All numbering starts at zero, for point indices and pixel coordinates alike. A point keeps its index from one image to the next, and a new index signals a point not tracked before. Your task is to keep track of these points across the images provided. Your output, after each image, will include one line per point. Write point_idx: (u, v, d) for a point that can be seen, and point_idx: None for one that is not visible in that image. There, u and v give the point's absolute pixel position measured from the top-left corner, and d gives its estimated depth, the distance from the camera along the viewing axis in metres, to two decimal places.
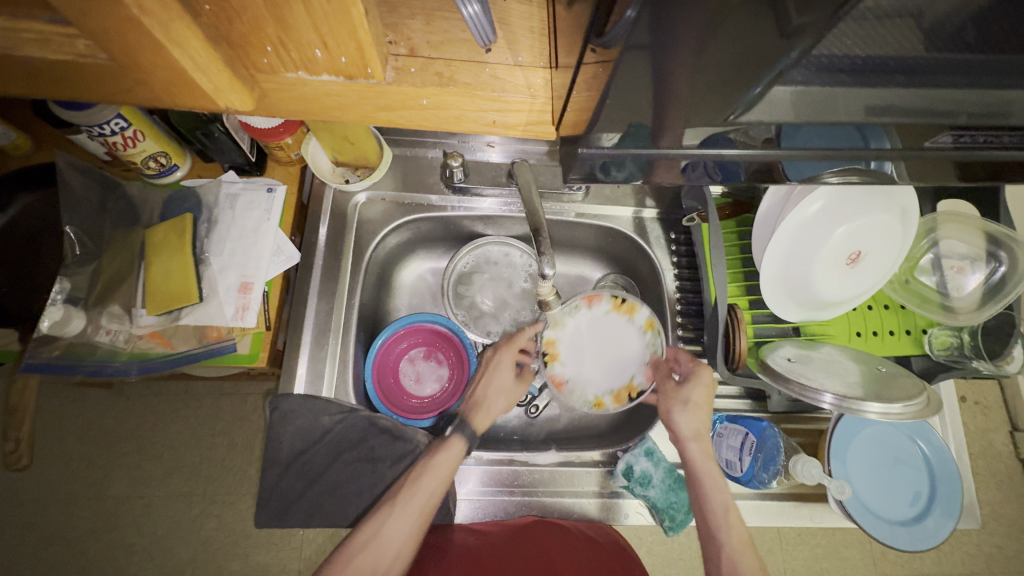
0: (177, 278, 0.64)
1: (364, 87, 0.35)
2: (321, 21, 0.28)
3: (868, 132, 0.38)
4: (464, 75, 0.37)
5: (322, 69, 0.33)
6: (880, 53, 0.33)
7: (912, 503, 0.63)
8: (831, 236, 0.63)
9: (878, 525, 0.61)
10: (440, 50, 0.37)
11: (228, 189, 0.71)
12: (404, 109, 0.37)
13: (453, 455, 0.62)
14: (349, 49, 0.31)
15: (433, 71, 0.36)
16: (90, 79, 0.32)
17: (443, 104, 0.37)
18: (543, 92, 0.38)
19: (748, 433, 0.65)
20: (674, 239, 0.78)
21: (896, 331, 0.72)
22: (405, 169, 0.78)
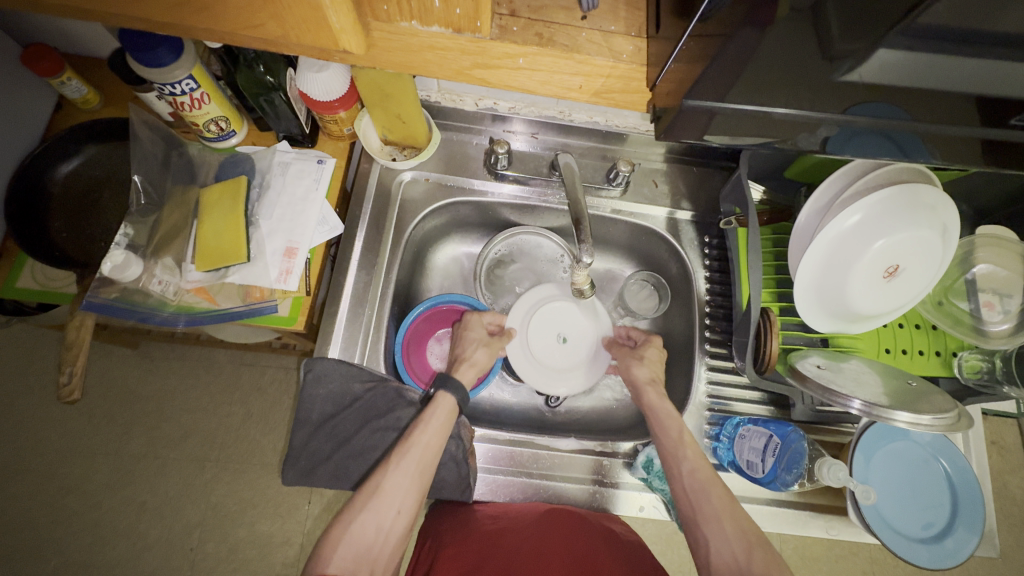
0: (228, 238, 0.67)
1: (468, 42, 0.37)
2: None
3: (920, 104, 0.39)
4: (562, 38, 0.42)
5: (435, 20, 0.35)
6: (965, 33, 0.34)
7: (933, 521, 0.62)
8: (870, 249, 0.63)
9: (898, 540, 0.60)
10: (538, 14, 0.42)
11: (281, 158, 0.74)
12: (497, 67, 0.40)
13: (445, 406, 0.63)
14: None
15: (533, 31, 0.41)
16: (212, 19, 0.34)
17: (537, 63, 0.41)
18: (634, 58, 0.43)
19: (771, 435, 0.65)
20: (708, 242, 0.79)
21: (926, 351, 0.72)
22: (450, 154, 0.80)
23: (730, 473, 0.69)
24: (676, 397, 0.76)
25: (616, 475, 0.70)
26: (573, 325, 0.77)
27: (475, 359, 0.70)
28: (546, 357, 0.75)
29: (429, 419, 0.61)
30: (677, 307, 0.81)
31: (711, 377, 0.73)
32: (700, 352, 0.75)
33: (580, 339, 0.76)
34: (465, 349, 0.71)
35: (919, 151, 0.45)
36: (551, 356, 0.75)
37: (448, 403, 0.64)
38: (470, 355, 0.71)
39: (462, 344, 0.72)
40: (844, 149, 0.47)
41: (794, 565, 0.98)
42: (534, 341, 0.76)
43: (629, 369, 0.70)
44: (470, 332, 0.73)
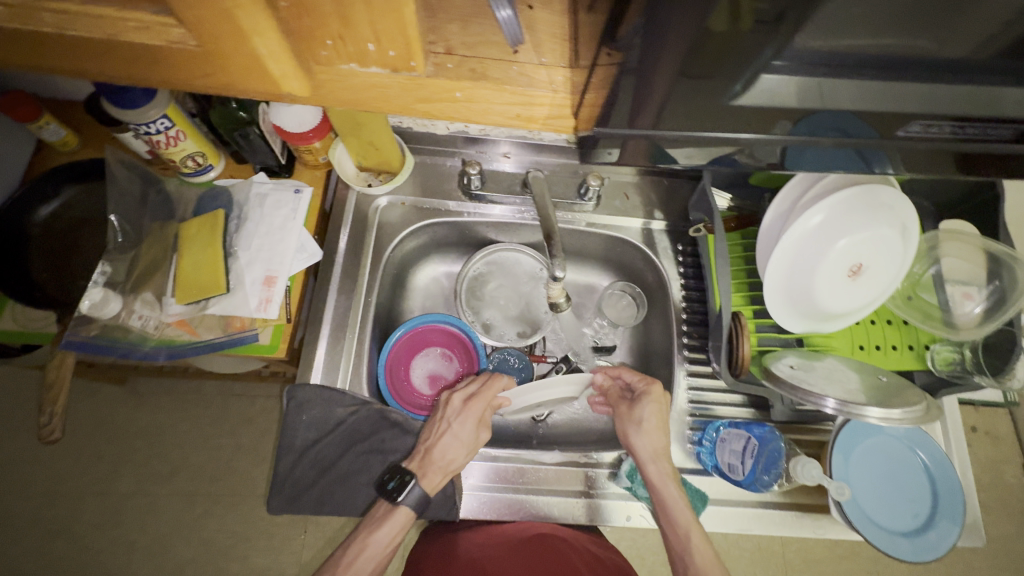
0: (210, 271, 0.69)
1: (407, 79, 0.38)
2: (378, 17, 0.32)
3: (842, 122, 0.41)
4: (495, 71, 0.41)
5: (372, 61, 0.37)
6: (890, 55, 0.36)
7: (915, 515, 0.63)
8: (833, 248, 0.65)
9: (879, 534, 0.61)
10: (474, 49, 0.42)
11: (258, 190, 0.75)
12: (439, 101, 0.40)
13: (399, 521, 0.63)
14: (399, 43, 0.35)
15: (468, 67, 0.40)
16: (164, 68, 0.36)
17: (475, 96, 0.40)
18: (563, 88, 0.41)
19: (750, 437, 0.66)
20: (681, 250, 0.81)
21: (899, 346, 0.74)
22: (425, 177, 0.82)
23: (713, 477, 0.69)
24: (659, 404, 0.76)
25: (601, 485, 0.70)
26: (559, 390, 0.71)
27: (450, 459, 0.65)
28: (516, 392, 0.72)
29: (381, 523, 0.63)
30: (655, 315, 0.82)
31: (693, 383, 0.74)
32: (679, 358, 0.76)
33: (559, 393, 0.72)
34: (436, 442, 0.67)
35: (871, 156, 0.47)
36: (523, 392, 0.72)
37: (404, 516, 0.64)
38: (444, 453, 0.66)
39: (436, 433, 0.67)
40: (800, 160, 0.49)
41: (790, 565, 0.98)
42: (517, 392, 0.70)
43: (629, 438, 0.67)
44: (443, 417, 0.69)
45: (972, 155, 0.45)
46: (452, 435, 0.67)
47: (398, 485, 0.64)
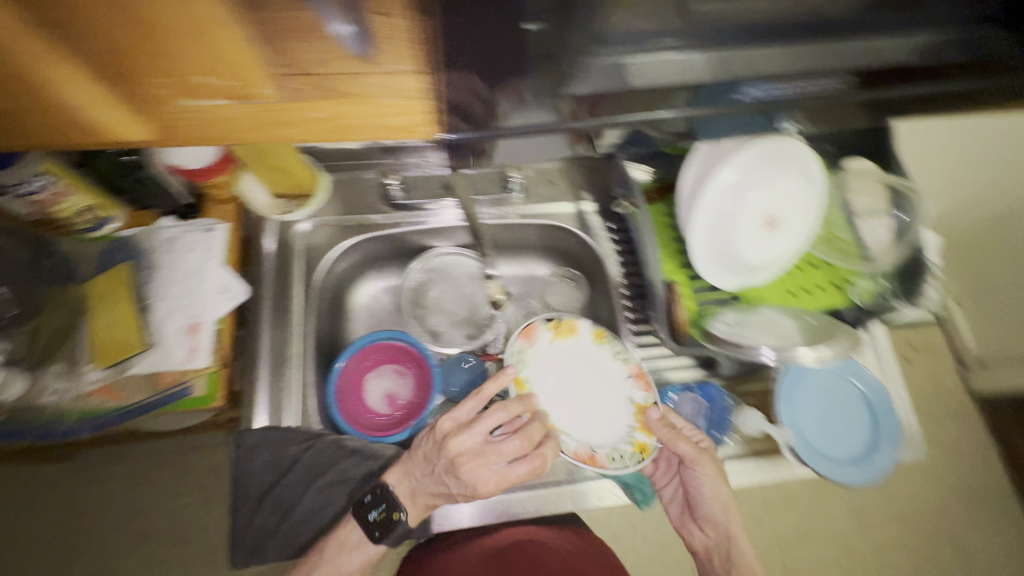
0: (123, 330, 0.65)
1: (260, 107, 0.33)
2: (191, 46, 0.30)
3: (713, 94, 0.39)
4: (354, 84, 0.33)
5: (218, 93, 0.32)
6: (737, 21, 0.36)
7: (857, 442, 0.67)
8: (750, 203, 0.67)
9: (827, 465, 0.65)
10: (327, 64, 0.32)
11: (165, 235, 0.71)
12: (306, 124, 0.35)
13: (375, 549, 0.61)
14: (224, 67, 0.31)
15: (324, 85, 0.33)
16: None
17: (344, 114, 0.34)
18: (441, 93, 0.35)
19: (697, 397, 0.71)
20: (613, 228, 0.82)
21: (826, 286, 0.77)
22: (345, 193, 0.79)
23: None
24: None
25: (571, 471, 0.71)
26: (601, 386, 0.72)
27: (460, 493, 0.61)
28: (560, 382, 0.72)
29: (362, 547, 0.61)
30: (598, 295, 0.83)
31: (643, 356, 0.76)
32: (626, 332, 0.78)
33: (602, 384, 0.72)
34: (437, 475, 0.60)
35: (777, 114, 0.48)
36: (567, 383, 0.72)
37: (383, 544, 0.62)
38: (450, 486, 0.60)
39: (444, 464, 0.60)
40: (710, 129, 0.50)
41: None
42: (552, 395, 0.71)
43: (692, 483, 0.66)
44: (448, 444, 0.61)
45: (851, 108, 0.44)
46: (461, 475, 0.60)
47: (381, 531, 0.60)
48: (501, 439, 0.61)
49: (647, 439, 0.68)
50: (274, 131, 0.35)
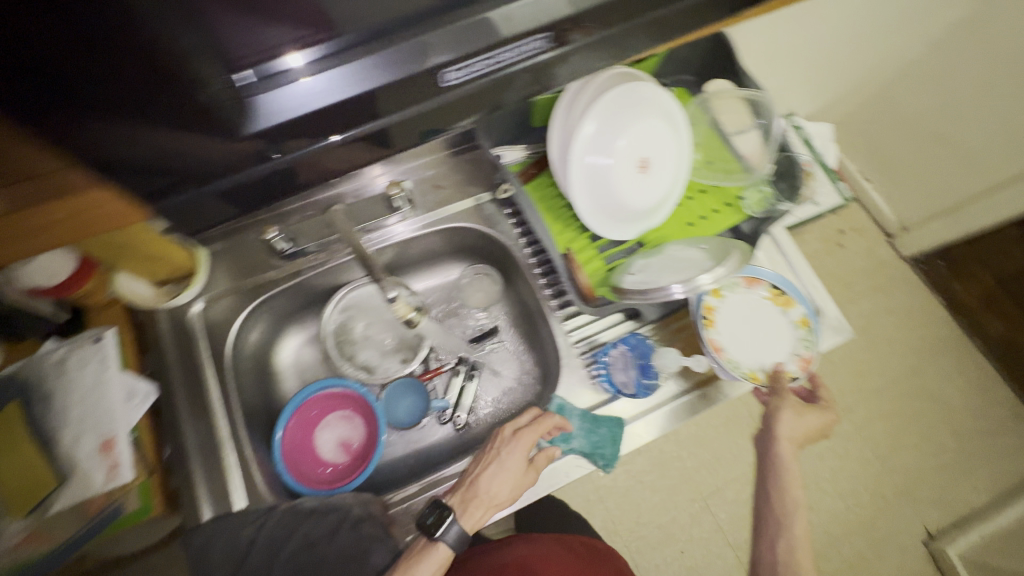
0: (29, 470, 0.61)
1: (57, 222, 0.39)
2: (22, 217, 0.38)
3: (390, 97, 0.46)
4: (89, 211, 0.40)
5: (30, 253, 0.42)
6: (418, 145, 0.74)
7: (780, 330, 0.70)
8: (615, 151, 0.69)
9: (747, 352, 0.69)
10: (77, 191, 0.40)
11: (51, 359, 0.66)
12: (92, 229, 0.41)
13: (436, 559, 0.61)
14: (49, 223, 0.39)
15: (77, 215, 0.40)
16: None
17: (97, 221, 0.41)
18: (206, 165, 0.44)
19: (620, 350, 0.73)
20: (509, 213, 0.82)
21: (719, 207, 0.79)
22: (232, 260, 0.77)
23: (621, 400, 0.72)
24: (552, 360, 0.78)
25: None
26: (769, 350, 0.69)
27: (500, 485, 0.65)
28: (729, 320, 0.70)
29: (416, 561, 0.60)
30: (515, 280, 0.84)
31: (573, 326, 0.77)
32: (549, 310, 0.78)
33: (766, 338, 0.69)
34: (490, 472, 0.66)
35: None
36: (734, 319, 0.70)
37: (440, 554, 0.62)
38: (498, 477, 0.65)
39: (494, 455, 0.67)
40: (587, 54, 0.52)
41: None
42: (735, 325, 0.70)
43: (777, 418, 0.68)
44: (503, 437, 0.68)
45: None
46: (501, 472, 0.65)
47: (436, 519, 0.63)
48: (534, 426, 0.68)
49: (762, 375, 0.68)
50: (28, 244, 0.41)
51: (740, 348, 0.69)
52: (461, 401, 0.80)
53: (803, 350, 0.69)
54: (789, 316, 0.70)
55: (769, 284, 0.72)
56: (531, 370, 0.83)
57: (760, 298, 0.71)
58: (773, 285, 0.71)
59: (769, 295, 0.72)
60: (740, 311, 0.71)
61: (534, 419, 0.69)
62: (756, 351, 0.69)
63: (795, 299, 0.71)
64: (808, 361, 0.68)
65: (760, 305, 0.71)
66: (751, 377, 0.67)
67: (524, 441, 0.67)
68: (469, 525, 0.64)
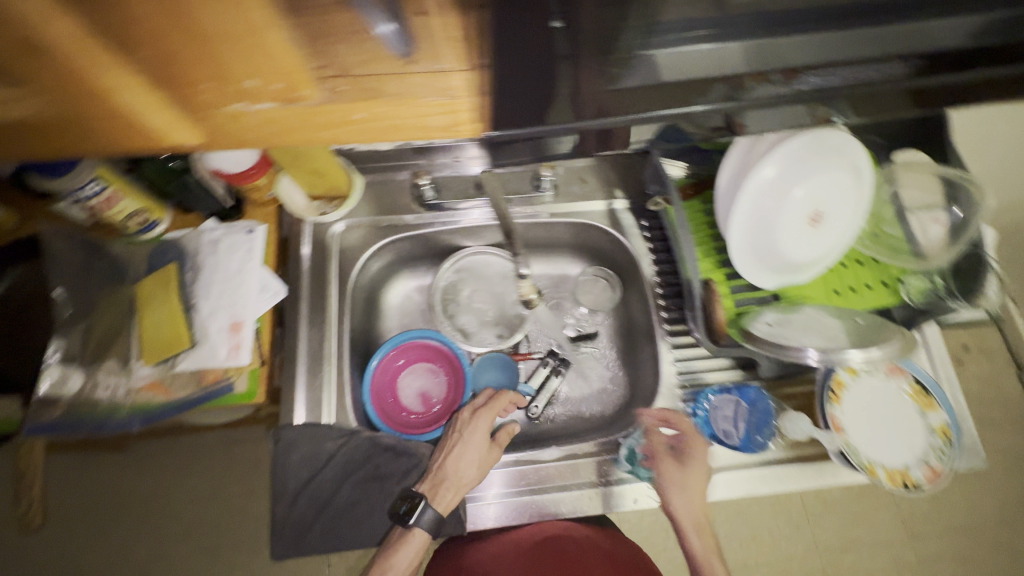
0: (170, 326, 0.68)
1: (304, 110, 0.32)
2: (245, 48, 0.31)
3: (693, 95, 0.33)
4: (392, 88, 0.33)
5: (263, 97, 0.32)
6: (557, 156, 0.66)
7: (913, 432, 0.64)
8: (790, 198, 0.64)
9: (868, 443, 0.63)
10: (369, 66, 0.33)
11: (209, 236, 0.73)
12: (340, 128, 0.33)
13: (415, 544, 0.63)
14: (274, 70, 0.31)
15: (365, 86, 0.33)
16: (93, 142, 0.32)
17: (380, 115, 0.33)
18: (464, 94, 0.33)
19: (739, 401, 0.69)
20: (646, 226, 0.80)
21: (873, 284, 0.73)
22: (378, 194, 0.80)
23: (712, 446, 0.69)
24: (648, 383, 0.76)
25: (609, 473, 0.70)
26: (894, 449, 0.63)
27: (465, 469, 0.66)
28: (856, 403, 0.65)
29: (399, 545, 0.64)
30: (632, 293, 0.82)
31: (679, 356, 0.75)
32: (661, 333, 0.75)
33: (895, 436, 0.64)
34: (451, 454, 0.67)
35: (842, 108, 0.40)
36: (863, 404, 0.65)
37: (421, 539, 0.64)
38: (463, 461, 0.67)
39: (454, 438, 0.69)
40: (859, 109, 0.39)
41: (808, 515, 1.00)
42: (862, 410, 0.65)
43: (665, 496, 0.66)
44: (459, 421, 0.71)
45: None
46: (465, 455, 0.67)
47: (408, 509, 0.64)
48: (487, 407, 0.72)
49: (880, 472, 0.62)
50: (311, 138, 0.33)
51: (860, 436, 0.64)
52: (544, 392, 0.79)
53: (934, 461, 0.62)
54: (927, 419, 0.64)
55: (913, 378, 0.65)
56: (621, 384, 0.82)
57: (897, 390, 0.65)
58: (916, 380, 0.65)
59: (909, 390, 0.65)
60: (871, 397, 0.65)
61: (489, 400, 0.73)
62: (880, 445, 0.63)
63: (939, 403, 0.64)
64: (937, 474, 0.61)
65: (897, 397, 0.65)
66: (866, 470, 0.62)
67: (477, 424, 0.69)
68: (447, 505, 0.65)
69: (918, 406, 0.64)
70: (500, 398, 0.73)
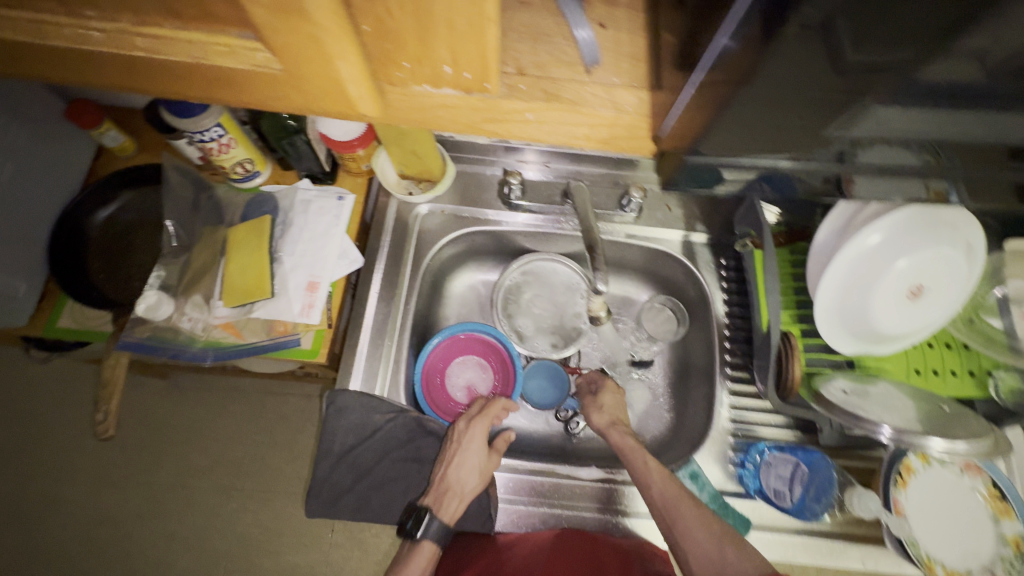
0: (254, 274, 0.70)
1: (478, 100, 0.35)
2: (457, 42, 0.29)
3: None
4: (568, 92, 0.39)
5: (447, 84, 0.33)
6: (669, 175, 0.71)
7: (980, 536, 0.60)
8: (891, 269, 0.61)
9: (926, 536, 0.61)
10: (546, 69, 0.40)
11: (303, 196, 0.76)
12: (510, 121, 0.38)
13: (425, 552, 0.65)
14: (474, 64, 0.31)
15: (542, 87, 0.39)
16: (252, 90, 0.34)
17: (547, 117, 0.38)
18: (639, 111, 0.41)
19: (798, 463, 0.66)
20: (724, 265, 0.79)
21: (958, 372, 0.69)
22: (465, 185, 0.82)
23: (755, 501, 0.67)
24: (698, 424, 0.74)
25: (619, 502, 0.70)
26: (954, 548, 0.60)
27: (467, 477, 0.66)
28: (919, 491, 0.62)
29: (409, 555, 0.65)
30: (696, 329, 0.80)
31: (736, 403, 0.72)
32: (721, 376, 0.73)
33: (958, 534, 0.60)
34: (452, 463, 0.67)
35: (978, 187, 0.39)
36: (927, 494, 0.62)
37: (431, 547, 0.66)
38: (463, 471, 0.66)
39: (453, 447, 0.68)
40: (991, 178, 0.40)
41: None
42: (925, 500, 0.62)
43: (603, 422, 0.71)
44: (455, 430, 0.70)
45: None
46: (467, 464, 0.67)
47: (415, 523, 0.65)
48: (482, 414, 0.71)
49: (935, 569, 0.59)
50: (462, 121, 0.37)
51: (918, 526, 0.61)
52: None
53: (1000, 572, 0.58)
54: (998, 526, 0.60)
55: (991, 480, 0.61)
56: (669, 418, 0.80)
57: (970, 488, 0.62)
58: (993, 482, 0.61)
59: (984, 492, 0.61)
60: (937, 489, 0.62)
61: (484, 407, 0.72)
62: (939, 541, 0.60)
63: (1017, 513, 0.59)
64: None
65: (967, 495, 0.62)
66: (920, 563, 0.59)
67: (473, 430, 0.69)
68: (455, 513, 0.66)
69: (990, 510, 0.60)
70: (493, 405, 0.72)
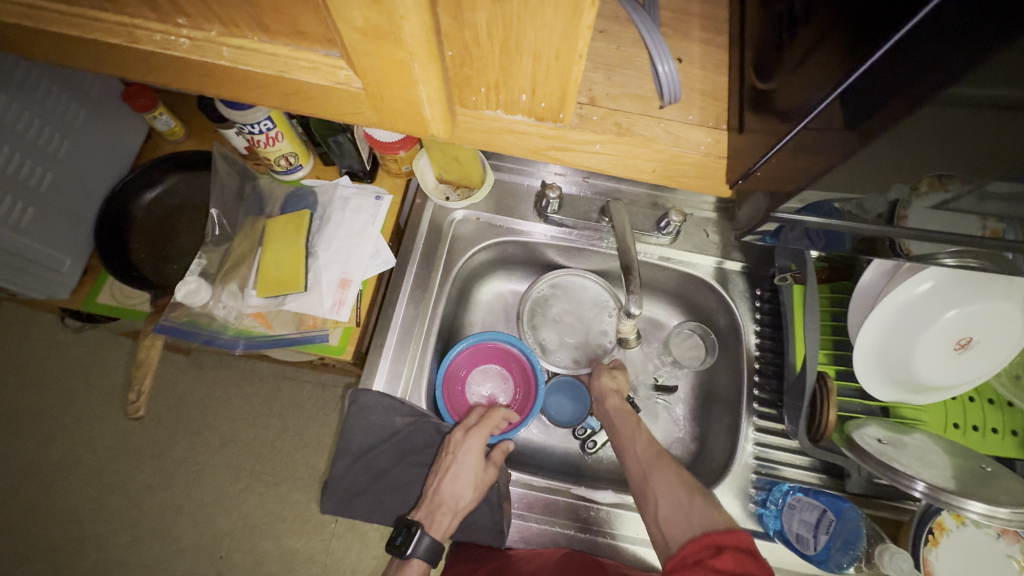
0: (290, 269, 0.71)
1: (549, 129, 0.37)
2: (542, 72, 0.31)
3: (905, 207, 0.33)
4: (641, 128, 0.39)
5: (519, 110, 0.35)
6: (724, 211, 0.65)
7: None
8: (941, 319, 0.58)
9: None
10: (617, 101, 0.40)
11: (342, 192, 0.77)
12: (577, 150, 0.40)
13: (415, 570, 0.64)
14: (552, 95, 0.33)
15: (612, 120, 0.39)
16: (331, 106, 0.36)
17: (613, 150, 0.40)
18: (715, 150, 0.41)
19: (825, 510, 0.63)
20: (759, 295, 0.77)
21: (1000, 430, 0.66)
22: (502, 194, 0.82)
23: (775, 542, 0.66)
24: (719, 456, 0.73)
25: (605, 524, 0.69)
26: None
27: (462, 490, 0.65)
28: (951, 553, 0.59)
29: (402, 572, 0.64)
30: (724, 359, 0.79)
31: (760, 439, 0.70)
32: (748, 411, 0.72)
33: None
34: (448, 475, 0.66)
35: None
36: (959, 557, 0.59)
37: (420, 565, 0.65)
38: (458, 484, 0.66)
39: (448, 459, 0.67)
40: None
41: None
42: (957, 564, 0.59)
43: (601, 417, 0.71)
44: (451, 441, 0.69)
45: None
46: (463, 477, 0.66)
47: (405, 539, 0.63)
48: (480, 425, 0.70)
49: None
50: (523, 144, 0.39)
51: None
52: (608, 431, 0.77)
53: None
54: None
55: None
56: (689, 446, 0.79)
57: (1006, 556, 0.59)
58: None
59: (1022, 561, 0.58)
60: (971, 553, 0.59)
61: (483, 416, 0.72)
62: None
63: None
64: None
65: (1004, 563, 0.58)
66: None
67: (471, 442, 0.68)
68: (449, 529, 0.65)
69: None
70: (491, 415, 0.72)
